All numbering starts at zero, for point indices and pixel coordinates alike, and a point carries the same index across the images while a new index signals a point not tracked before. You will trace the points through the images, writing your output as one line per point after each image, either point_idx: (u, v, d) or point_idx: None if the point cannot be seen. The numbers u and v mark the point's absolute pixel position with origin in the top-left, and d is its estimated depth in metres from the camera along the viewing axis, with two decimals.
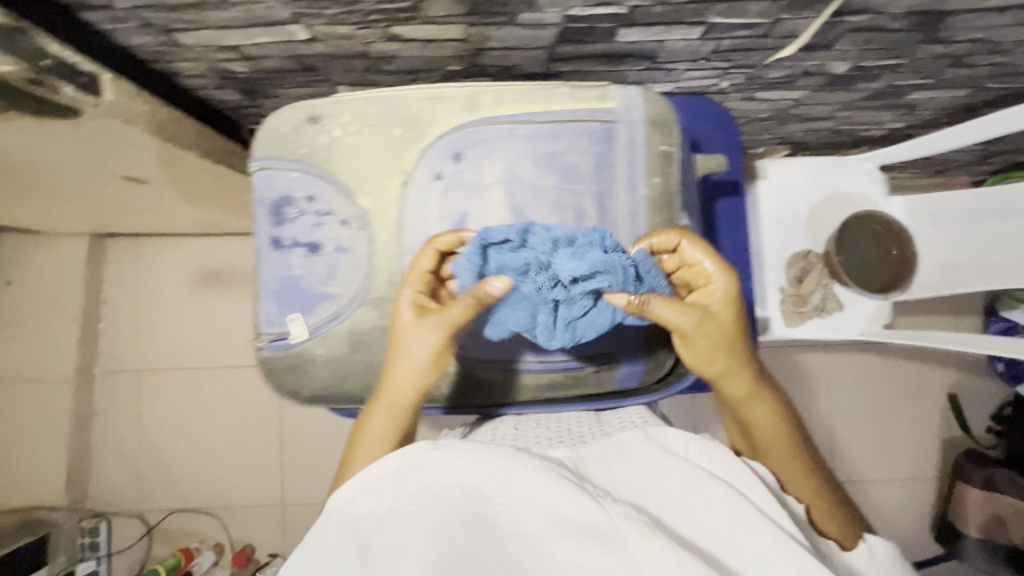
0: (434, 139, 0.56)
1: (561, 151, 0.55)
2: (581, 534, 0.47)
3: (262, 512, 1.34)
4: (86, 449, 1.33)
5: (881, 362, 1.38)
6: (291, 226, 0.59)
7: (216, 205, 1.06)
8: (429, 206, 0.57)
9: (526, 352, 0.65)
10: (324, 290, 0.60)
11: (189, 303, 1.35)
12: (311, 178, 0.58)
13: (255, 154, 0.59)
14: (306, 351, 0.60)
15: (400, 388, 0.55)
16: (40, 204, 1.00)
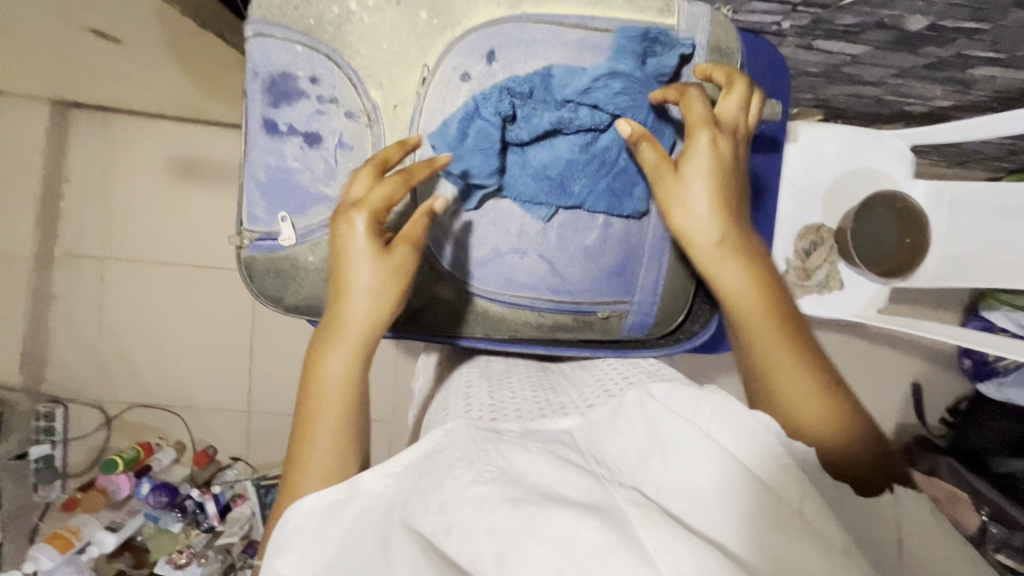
0: (468, 31, 0.52)
1: (609, 68, 0.51)
2: (582, 511, 0.38)
3: (226, 416, 1.32)
4: (44, 332, 1.26)
5: (860, 347, 1.38)
6: (287, 111, 0.53)
7: (194, 83, 0.94)
8: (451, 106, 0.52)
9: (536, 289, 0.59)
10: (320, 189, 0.55)
11: (161, 193, 1.26)
12: (317, 56, 0.52)
13: (252, 18, 0.52)
14: (295, 256, 0.56)
15: (354, 319, 0.51)
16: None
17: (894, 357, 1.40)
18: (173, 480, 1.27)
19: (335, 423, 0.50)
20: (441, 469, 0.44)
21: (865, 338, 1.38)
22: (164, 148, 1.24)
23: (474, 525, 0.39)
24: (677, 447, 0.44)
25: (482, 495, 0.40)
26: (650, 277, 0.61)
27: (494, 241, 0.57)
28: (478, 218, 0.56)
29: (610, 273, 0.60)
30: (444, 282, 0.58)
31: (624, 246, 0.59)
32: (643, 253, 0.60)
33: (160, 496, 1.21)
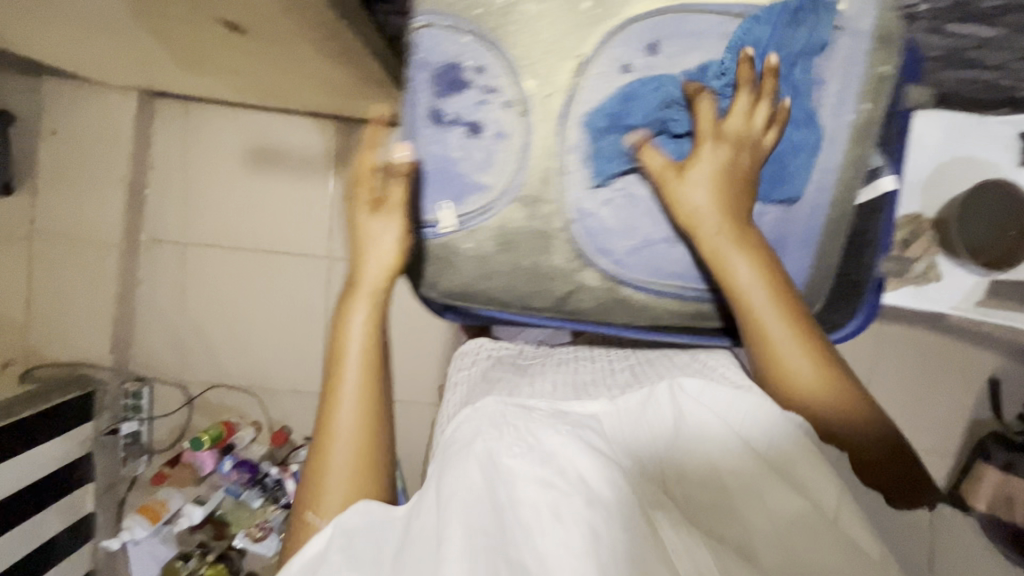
0: (628, 22, 0.52)
1: (768, 57, 0.51)
2: (603, 509, 0.44)
3: (300, 397, 1.36)
4: (131, 314, 1.32)
5: (936, 340, 1.34)
6: (451, 100, 0.55)
7: (279, 72, 0.95)
8: (612, 94, 0.52)
9: (690, 276, 0.56)
10: (478, 175, 0.55)
11: (240, 180, 1.29)
12: (483, 47, 0.54)
13: (424, 11, 0.54)
14: (452, 243, 0.57)
15: (370, 272, 0.56)
16: (103, 41, 0.91)
17: (975, 351, 1.35)
18: (253, 457, 1.32)
19: (354, 384, 0.54)
20: (473, 440, 0.49)
21: (943, 333, 1.33)
22: (243, 136, 1.28)
23: (507, 495, 0.45)
24: (690, 440, 0.48)
25: (512, 466, 0.47)
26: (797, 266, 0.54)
27: (648, 230, 0.55)
28: (633, 205, 0.55)
29: None
30: (587, 269, 0.56)
31: (774, 232, 0.54)
32: (796, 241, 0.54)
33: (243, 472, 1.28)
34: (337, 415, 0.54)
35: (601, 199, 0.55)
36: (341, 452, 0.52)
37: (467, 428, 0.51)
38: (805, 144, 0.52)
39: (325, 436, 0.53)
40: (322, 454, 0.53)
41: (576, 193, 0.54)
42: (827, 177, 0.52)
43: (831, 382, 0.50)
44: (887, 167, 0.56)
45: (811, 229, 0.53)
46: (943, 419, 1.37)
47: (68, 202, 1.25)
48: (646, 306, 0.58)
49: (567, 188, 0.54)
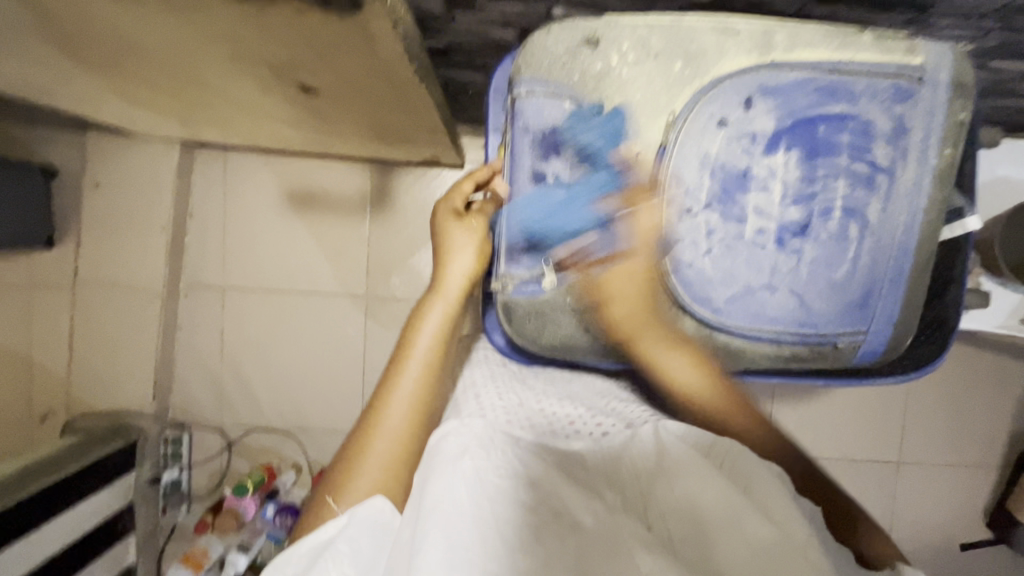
0: (721, 79, 0.53)
1: (858, 107, 0.52)
2: (574, 531, 0.44)
3: (339, 438, 1.34)
4: (171, 360, 1.33)
5: (975, 355, 1.33)
6: (550, 161, 0.56)
7: (324, 128, 0.95)
8: (707, 151, 0.54)
9: (789, 322, 0.56)
10: (578, 231, 0.56)
11: (277, 224, 1.31)
12: (584, 110, 0.55)
13: (522, 76, 0.56)
14: (556, 298, 0.58)
15: (451, 280, 0.62)
16: (152, 105, 0.93)
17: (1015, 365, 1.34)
18: (296, 501, 1.30)
19: (416, 384, 0.57)
20: (461, 457, 0.47)
21: (980, 347, 1.32)
22: (279, 181, 1.30)
23: (490, 517, 0.43)
24: (679, 471, 0.49)
25: (497, 489, 0.45)
26: (887, 305, 0.56)
27: (746, 278, 0.56)
28: (732, 255, 0.55)
29: (854, 305, 0.56)
30: (685, 315, 0.57)
31: (868, 275, 0.55)
32: (887, 282, 0.55)
33: (285, 518, 1.24)
34: (389, 415, 0.55)
35: (699, 251, 0.56)
36: (384, 447, 0.54)
37: (454, 443, 0.48)
38: (893, 191, 0.53)
39: (370, 430, 0.55)
40: (362, 446, 0.54)
41: (674, 245, 0.56)
42: (915, 221, 0.54)
43: (757, 429, 0.55)
44: (973, 208, 0.56)
45: (902, 272, 0.55)
46: (985, 433, 1.36)
47: (110, 253, 1.27)
48: (744, 351, 0.58)
49: (664, 240, 0.56)
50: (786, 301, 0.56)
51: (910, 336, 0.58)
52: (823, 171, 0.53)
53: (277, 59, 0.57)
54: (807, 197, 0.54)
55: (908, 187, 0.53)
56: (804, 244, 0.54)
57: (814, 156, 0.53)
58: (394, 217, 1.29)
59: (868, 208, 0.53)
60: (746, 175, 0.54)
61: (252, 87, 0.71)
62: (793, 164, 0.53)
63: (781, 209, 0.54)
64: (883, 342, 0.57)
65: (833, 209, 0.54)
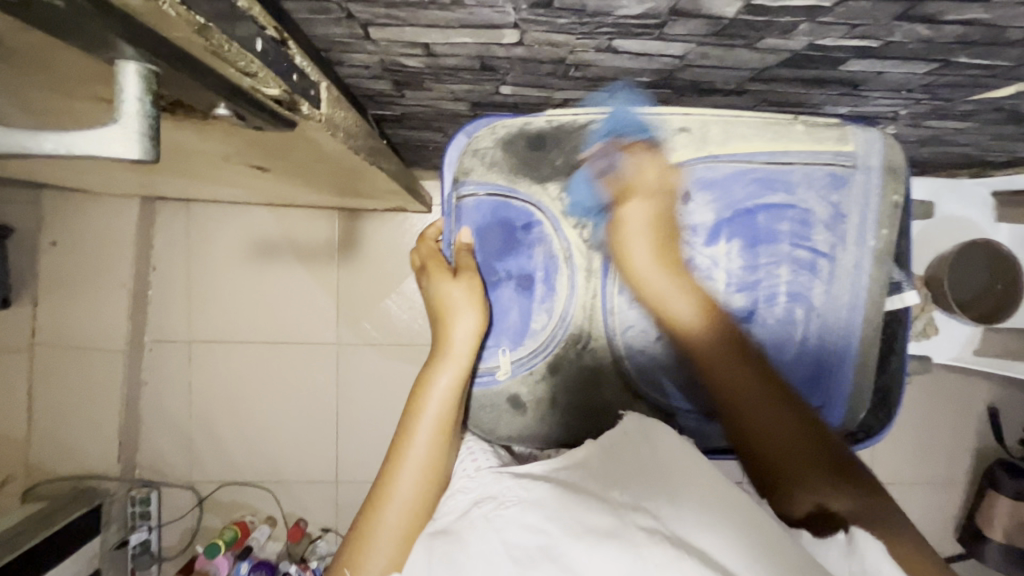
0: (658, 173, 0.57)
1: (795, 197, 0.55)
2: (593, 536, 0.42)
3: (315, 487, 1.32)
4: (137, 417, 1.29)
5: (937, 376, 1.37)
6: (499, 258, 0.59)
7: (283, 186, 0.95)
8: (652, 241, 0.58)
9: None
10: (528, 323, 0.59)
11: (243, 274, 1.29)
12: (529, 207, 0.59)
13: (467, 177, 0.59)
14: (510, 390, 0.60)
15: (458, 342, 0.57)
16: (101, 170, 0.91)
17: (976, 383, 1.38)
18: (271, 556, 1.26)
19: (427, 453, 0.55)
20: (469, 507, 0.49)
21: (943, 367, 1.36)
22: (243, 231, 1.28)
23: (500, 548, 0.43)
24: (676, 466, 0.49)
25: (505, 516, 0.46)
26: (838, 385, 0.57)
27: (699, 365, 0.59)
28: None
29: (806, 385, 0.57)
30: (639, 403, 0.60)
31: (816, 358, 0.56)
32: (836, 362, 0.56)
33: (260, 574, 1.21)
34: (402, 481, 0.54)
35: (651, 338, 0.59)
36: (394, 517, 0.52)
37: (460, 500, 0.51)
38: (834, 274, 0.56)
39: (382, 498, 0.53)
40: (374, 515, 0.53)
41: (626, 333, 0.59)
42: (858, 301, 0.56)
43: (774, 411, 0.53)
44: (910, 280, 0.57)
45: (848, 350, 0.56)
46: (951, 449, 1.39)
47: (70, 311, 1.24)
48: (701, 433, 0.60)
49: (616, 328, 0.59)
50: None
51: (863, 408, 0.58)
52: (765, 259, 0.56)
53: (223, 149, 0.57)
54: (751, 284, 0.57)
55: (848, 268, 0.55)
56: (752, 329, 0.57)
57: (755, 244, 0.56)
58: (363, 263, 1.28)
59: (812, 292, 0.56)
60: (691, 265, 0.57)
61: (201, 164, 0.71)
62: (735, 253, 0.57)
63: (727, 296, 0.57)
64: (838, 416, 0.58)
65: (778, 294, 0.56)
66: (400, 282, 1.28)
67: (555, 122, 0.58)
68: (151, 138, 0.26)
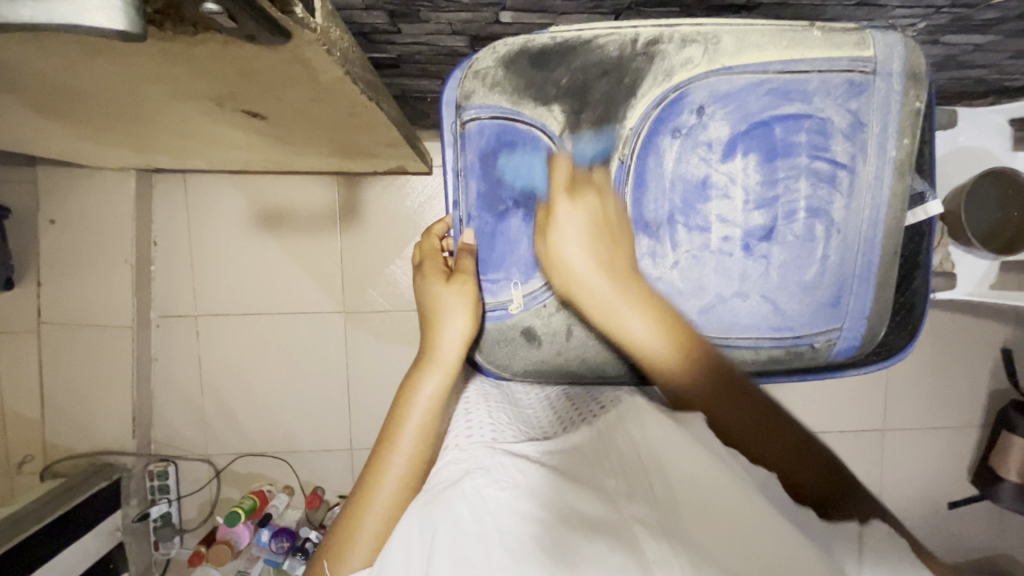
0: (668, 90, 0.55)
1: (812, 106, 0.53)
2: (591, 527, 0.44)
3: (331, 455, 1.33)
4: (150, 392, 1.30)
5: (952, 319, 1.35)
6: (505, 185, 0.60)
7: (281, 148, 0.93)
8: (662, 160, 0.56)
9: (763, 329, 0.58)
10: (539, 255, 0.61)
11: (245, 245, 1.27)
12: (534, 130, 0.58)
13: (470, 102, 0.59)
14: (523, 322, 0.62)
15: (445, 349, 0.59)
16: (93, 139, 0.89)
17: (993, 324, 1.36)
18: (291, 524, 1.27)
19: (408, 461, 0.55)
20: (462, 479, 0.49)
21: (956, 310, 1.34)
22: (243, 201, 1.26)
23: (491, 530, 0.43)
24: (672, 454, 0.49)
25: (502, 499, 0.46)
26: (859, 301, 0.57)
27: (715, 288, 0.57)
28: (700, 264, 0.57)
29: (824, 302, 0.57)
30: None
31: (836, 275, 0.56)
32: (856, 279, 0.57)
33: (281, 541, 1.21)
34: (381, 488, 0.54)
35: (663, 266, 0.58)
36: (372, 524, 0.53)
37: (454, 471, 0.51)
38: (854, 186, 0.54)
39: (363, 504, 0.54)
40: (353, 523, 0.54)
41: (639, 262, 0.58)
42: (880, 214, 0.55)
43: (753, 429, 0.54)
44: (932, 191, 0.57)
45: (870, 266, 0.56)
46: (965, 392, 1.39)
47: (76, 290, 1.24)
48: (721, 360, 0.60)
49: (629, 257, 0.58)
50: (759, 307, 0.57)
51: (883, 327, 0.59)
52: (783, 173, 0.55)
53: (218, 88, 0.55)
54: (770, 201, 0.55)
55: (869, 181, 0.54)
56: (771, 248, 0.56)
57: (772, 158, 0.55)
58: (365, 230, 1.27)
59: (832, 207, 0.55)
60: (706, 183, 0.56)
61: (197, 117, 0.69)
62: (753, 168, 0.55)
63: (745, 215, 0.56)
64: (859, 336, 0.58)
65: (797, 210, 0.55)
66: (403, 247, 1.27)
67: (559, 39, 0.56)
68: (134, 13, 0.29)
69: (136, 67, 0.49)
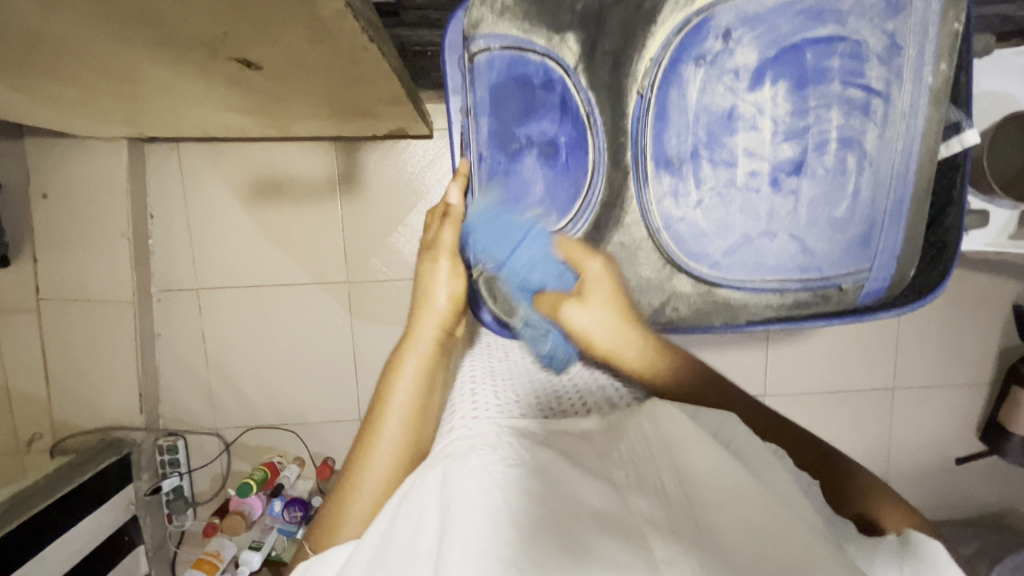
0: (693, 20, 0.58)
1: (846, 28, 0.55)
2: (598, 520, 0.42)
3: (339, 427, 1.32)
4: (154, 367, 1.28)
5: (964, 276, 1.33)
6: (520, 122, 0.63)
7: (276, 111, 0.89)
8: (686, 94, 0.60)
9: (789, 267, 0.61)
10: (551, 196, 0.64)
11: (243, 215, 1.24)
12: (548, 61, 0.61)
13: (481, 32, 0.60)
14: None
15: (421, 331, 0.60)
16: (74, 103, 0.86)
17: (1007, 280, 1.34)
18: (303, 494, 1.28)
19: (394, 442, 0.55)
20: (468, 455, 0.48)
21: (970, 266, 1.32)
22: (238, 170, 1.23)
23: (499, 505, 0.42)
24: (687, 450, 0.50)
25: (506, 477, 0.45)
26: (890, 241, 0.60)
27: (742, 226, 0.61)
28: (725, 202, 0.61)
29: (854, 239, 0.60)
30: (680, 274, 0.63)
31: (868, 210, 0.59)
32: (887, 216, 0.60)
33: (295, 510, 1.22)
34: (372, 463, 0.54)
35: (688, 205, 0.62)
36: (364, 508, 0.52)
37: (462, 444, 0.50)
38: (889, 115, 0.57)
39: (351, 488, 0.53)
40: (343, 506, 0.53)
41: (661, 203, 0.62)
42: (914, 146, 0.57)
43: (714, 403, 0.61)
44: (969, 122, 0.60)
45: (904, 203, 0.59)
46: (975, 350, 1.38)
47: (72, 264, 1.21)
48: (747, 301, 0.63)
49: (651, 198, 0.62)
50: (787, 245, 0.61)
51: (913, 268, 0.62)
52: (814, 101, 0.57)
53: (208, 31, 0.52)
54: (799, 130, 0.58)
55: (905, 108, 0.56)
56: (800, 180, 0.59)
57: (803, 85, 0.57)
58: (367, 198, 1.24)
59: (864, 137, 0.58)
60: (733, 114, 0.59)
61: (188, 69, 0.66)
62: (782, 96, 0.58)
63: (775, 147, 0.59)
64: (887, 278, 0.62)
65: (829, 140, 0.58)
66: (405, 215, 1.24)
67: None
68: None
69: (120, 7, 0.46)
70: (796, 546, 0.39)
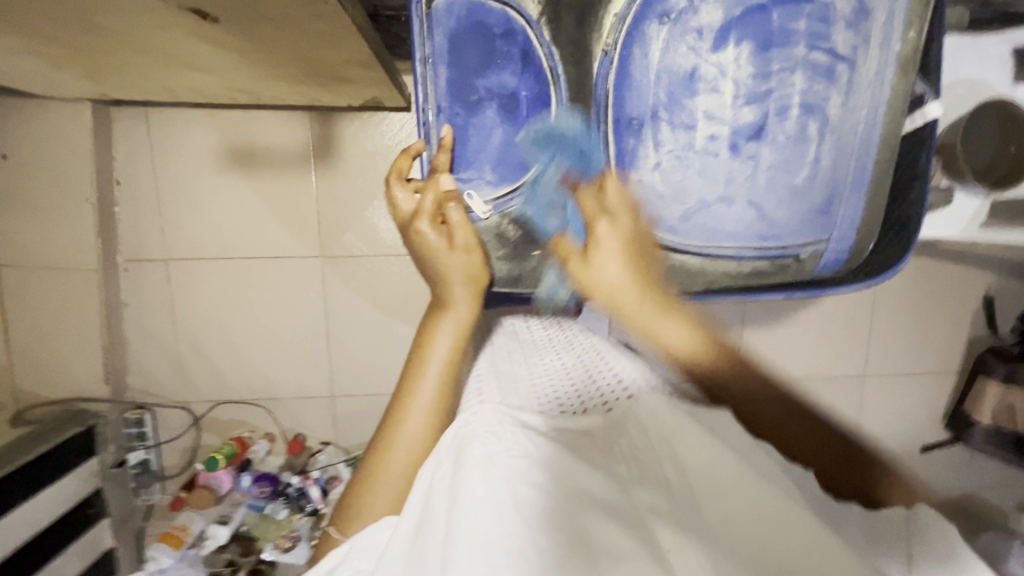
0: None
1: None
2: (605, 509, 0.42)
3: (311, 402, 1.31)
4: (120, 337, 1.26)
5: (936, 266, 1.34)
6: (479, 74, 0.65)
7: (241, 72, 0.87)
8: (651, 56, 0.62)
9: (746, 238, 0.69)
10: (504, 150, 0.68)
11: (214, 183, 1.21)
12: (507, 12, 0.63)
13: None
14: (495, 225, 0.71)
15: (455, 298, 0.63)
16: (19, 54, 0.81)
17: (978, 273, 1.36)
18: (272, 470, 1.27)
19: (425, 411, 0.57)
20: (472, 442, 0.48)
21: (944, 256, 1.33)
22: (208, 137, 1.19)
23: (510, 497, 0.42)
24: (683, 442, 0.49)
25: (515, 465, 0.45)
26: (845, 209, 0.68)
27: (700, 189, 0.67)
28: (683, 163, 0.66)
29: (814, 208, 0.67)
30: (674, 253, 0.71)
31: (829, 175, 0.66)
32: (846, 181, 0.67)
33: (263, 485, 1.22)
34: (396, 451, 0.56)
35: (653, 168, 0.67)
36: (396, 478, 0.55)
37: (465, 432, 0.50)
38: (853, 81, 0.62)
39: (382, 458, 0.56)
40: (379, 464, 0.56)
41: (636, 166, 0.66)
42: (874, 115, 0.64)
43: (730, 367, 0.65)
44: (930, 94, 0.67)
45: (865, 169, 0.66)
46: (944, 340, 1.40)
47: (34, 230, 1.18)
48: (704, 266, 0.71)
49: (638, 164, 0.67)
50: (744, 209, 0.67)
51: (866, 241, 0.71)
52: (777, 65, 0.61)
53: None
54: (762, 94, 0.62)
55: (865, 77, 0.62)
56: (759, 145, 0.64)
57: (768, 48, 0.61)
58: (342, 170, 1.21)
59: (829, 103, 0.62)
60: (694, 74, 0.62)
61: (143, 19, 0.63)
62: (745, 58, 0.61)
63: (736, 110, 0.63)
64: (846, 248, 0.70)
65: (790, 105, 0.63)
66: (381, 189, 1.22)
67: None
68: None
69: None
70: (795, 542, 0.38)
